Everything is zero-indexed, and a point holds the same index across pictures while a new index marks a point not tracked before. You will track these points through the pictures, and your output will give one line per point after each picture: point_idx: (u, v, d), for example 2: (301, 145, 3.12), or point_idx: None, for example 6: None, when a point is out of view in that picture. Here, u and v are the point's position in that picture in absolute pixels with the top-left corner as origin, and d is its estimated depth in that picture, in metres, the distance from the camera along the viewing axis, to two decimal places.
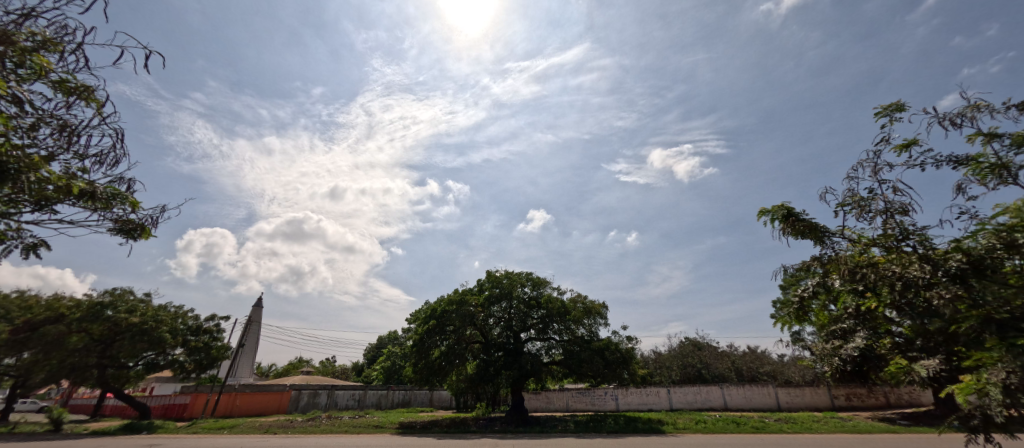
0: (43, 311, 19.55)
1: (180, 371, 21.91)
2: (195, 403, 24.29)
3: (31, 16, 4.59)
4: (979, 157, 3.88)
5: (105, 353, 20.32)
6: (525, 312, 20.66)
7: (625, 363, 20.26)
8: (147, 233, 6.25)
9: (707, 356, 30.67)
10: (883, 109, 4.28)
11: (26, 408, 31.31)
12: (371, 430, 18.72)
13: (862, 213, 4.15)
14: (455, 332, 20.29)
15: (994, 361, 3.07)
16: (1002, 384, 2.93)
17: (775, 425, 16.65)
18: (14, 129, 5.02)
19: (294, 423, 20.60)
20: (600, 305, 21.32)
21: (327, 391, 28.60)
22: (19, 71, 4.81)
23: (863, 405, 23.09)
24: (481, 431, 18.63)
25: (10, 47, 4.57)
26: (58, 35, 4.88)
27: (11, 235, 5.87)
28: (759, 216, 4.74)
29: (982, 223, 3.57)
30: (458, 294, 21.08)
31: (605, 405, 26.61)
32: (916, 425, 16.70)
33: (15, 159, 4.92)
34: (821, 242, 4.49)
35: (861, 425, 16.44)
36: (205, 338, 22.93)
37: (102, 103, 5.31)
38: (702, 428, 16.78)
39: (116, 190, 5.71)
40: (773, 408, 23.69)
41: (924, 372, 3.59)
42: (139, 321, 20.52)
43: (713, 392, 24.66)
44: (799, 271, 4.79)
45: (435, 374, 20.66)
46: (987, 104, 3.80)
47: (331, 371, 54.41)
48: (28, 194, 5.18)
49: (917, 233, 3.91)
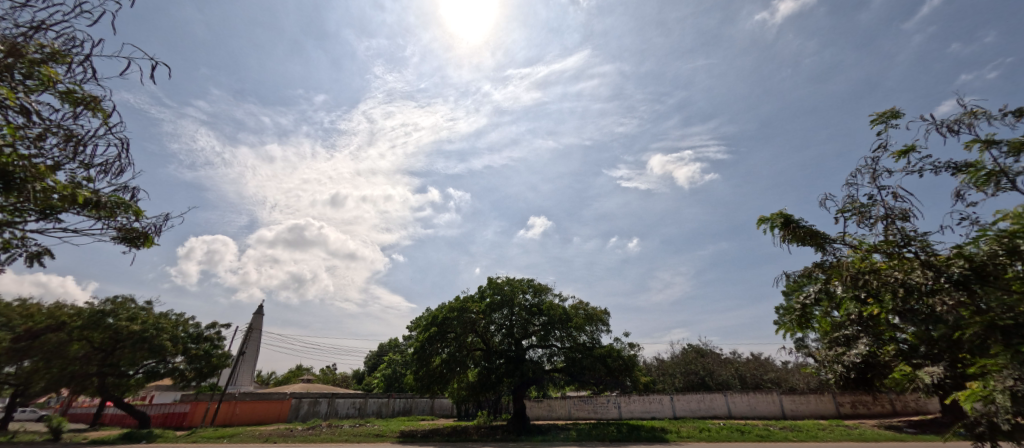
0: (44, 319, 19.43)
1: (180, 379, 21.83)
2: (195, 412, 24.17)
3: (41, 29, 4.64)
4: (977, 164, 3.85)
5: (105, 361, 20.19)
6: (526, 319, 20.53)
7: (626, 370, 20.00)
8: (150, 242, 6.28)
9: (711, 363, 30.37)
10: (879, 116, 4.26)
11: (25, 417, 31.30)
12: (371, 439, 18.52)
13: (863, 219, 4.11)
14: (456, 340, 20.10)
15: (1000, 367, 3.03)
16: (1010, 391, 2.88)
17: (781, 434, 16.43)
18: (21, 139, 5.06)
19: (294, 431, 20.45)
20: (602, 311, 21.10)
21: (327, 399, 28.33)
22: (27, 82, 4.84)
23: (868, 413, 22.93)
24: (482, 439, 18.45)
25: (19, 60, 4.64)
26: (67, 46, 4.92)
27: (16, 244, 5.94)
28: (758, 224, 4.69)
29: (983, 229, 3.51)
30: (459, 301, 20.81)
31: (607, 413, 26.33)
32: (923, 434, 16.48)
33: (21, 169, 4.95)
34: (822, 248, 4.46)
35: (867, 434, 16.16)
36: (205, 346, 22.87)
37: (108, 113, 5.36)
38: (706, 437, 16.55)
39: (119, 199, 5.77)
40: (777, 416, 23.39)
41: (929, 380, 3.54)
42: (139, 328, 20.51)
43: (717, 400, 24.43)
44: (801, 278, 4.76)
45: (435, 381, 20.49)
46: (985, 111, 3.76)
47: (331, 379, 54.36)
48: (33, 204, 5.21)
49: (919, 239, 3.86)
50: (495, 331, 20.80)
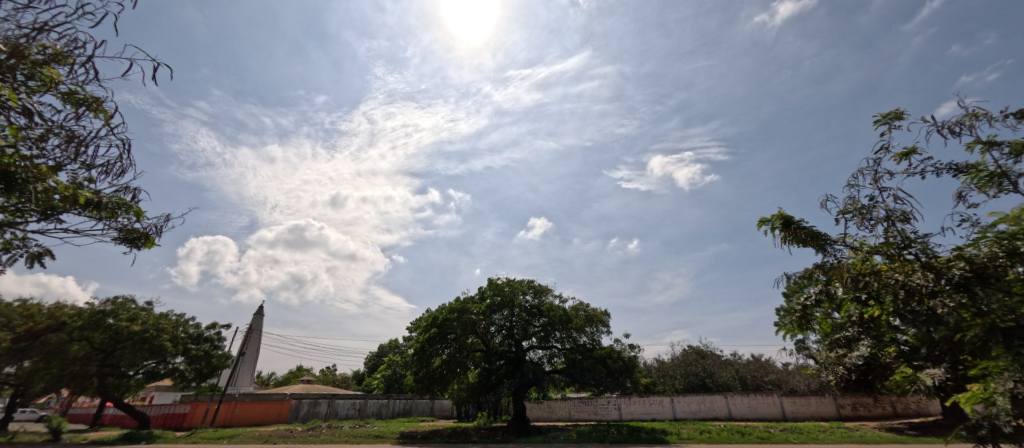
0: (44, 319, 19.33)
1: (180, 380, 21.80)
2: (195, 412, 24.10)
3: (44, 30, 4.65)
4: (979, 166, 3.84)
5: (106, 361, 20.19)
6: (526, 321, 20.50)
7: (627, 371, 20.02)
8: (151, 242, 6.27)
9: (711, 365, 30.31)
10: (883, 117, 4.25)
11: (25, 417, 31.33)
12: (371, 440, 18.50)
13: (864, 221, 4.09)
14: (456, 341, 20.03)
15: (1001, 369, 3.04)
16: (1011, 393, 2.88)
17: (781, 435, 16.43)
18: (23, 139, 5.07)
19: (294, 432, 20.45)
20: (602, 312, 21.09)
21: (327, 400, 28.36)
22: (30, 82, 4.86)
23: (869, 415, 22.92)
24: (482, 441, 18.43)
25: (21, 60, 4.64)
26: (69, 47, 4.93)
27: (17, 245, 5.95)
28: (759, 225, 4.67)
29: (982, 231, 3.51)
30: (459, 302, 20.84)
31: (607, 414, 26.32)
32: (924, 436, 16.46)
33: (23, 169, 4.95)
34: (823, 249, 4.44)
35: (868, 436, 16.12)
36: (205, 346, 22.85)
37: (110, 114, 5.37)
38: (707, 439, 16.53)
39: (121, 200, 5.78)
40: (778, 418, 23.33)
41: (930, 381, 3.52)
42: (140, 329, 20.52)
43: (717, 401, 24.37)
44: (802, 279, 4.74)
45: (435, 382, 20.48)
46: (986, 113, 3.75)
47: (331, 380, 54.33)
48: (34, 204, 5.22)
49: (919, 241, 3.85)
50: (495, 332, 20.76)
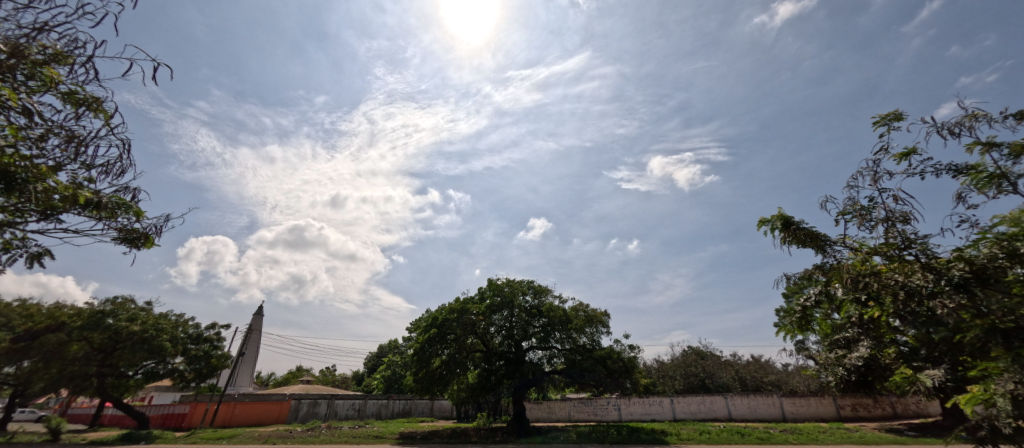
0: (44, 319, 19.29)
1: (179, 380, 21.79)
2: (194, 413, 24.03)
3: (44, 30, 4.65)
4: (978, 167, 3.84)
5: (105, 361, 20.19)
6: (526, 321, 20.49)
7: (627, 371, 20.03)
8: (151, 242, 6.28)
9: (711, 366, 30.31)
10: (882, 118, 4.25)
11: (25, 417, 31.33)
12: (371, 441, 18.48)
13: (864, 222, 4.09)
14: (456, 341, 20.02)
15: (1001, 370, 3.04)
16: (1011, 395, 2.87)
17: (781, 436, 16.42)
18: (23, 139, 5.07)
19: (294, 433, 20.43)
20: (602, 313, 21.10)
21: (327, 400, 28.36)
22: (30, 82, 4.86)
23: (869, 416, 22.93)
24: (482, 441, 18.43)
25: (21, 60, 4.63)
26: (69, 48, 4.92)
27: (16, 245, 5.94)
28: (758, 226, 4.67)
29: (983, 232, 3.51)
30: (459, 302, 20.84)
31: (607, 415, 26.32)
32: (923, 437, 16.47)
33: (23, 169, 4.95)
34: (822, 250, 4.44)
35: (867, 436, 16.13)
36: (205, 346, 22.84)
37: (110, 114, 5.37)
38: (707, 439, 16.52)
39: (120, 200, 5.78)
40: (778, 418, 23.32)
41: (930, 382, 3.52)
42: (139, 329, 20.51)
43: (717, 402, 24.37)
44: (801, 280, 4.74)
45: (435, 383, 20.48)
46: (985, 114, 3.76)
47: (331, 381, 54.28)
48: (34, 204, 5.22)
49: (919, 242, 3.85)
50: (495, 333, 20.77)
